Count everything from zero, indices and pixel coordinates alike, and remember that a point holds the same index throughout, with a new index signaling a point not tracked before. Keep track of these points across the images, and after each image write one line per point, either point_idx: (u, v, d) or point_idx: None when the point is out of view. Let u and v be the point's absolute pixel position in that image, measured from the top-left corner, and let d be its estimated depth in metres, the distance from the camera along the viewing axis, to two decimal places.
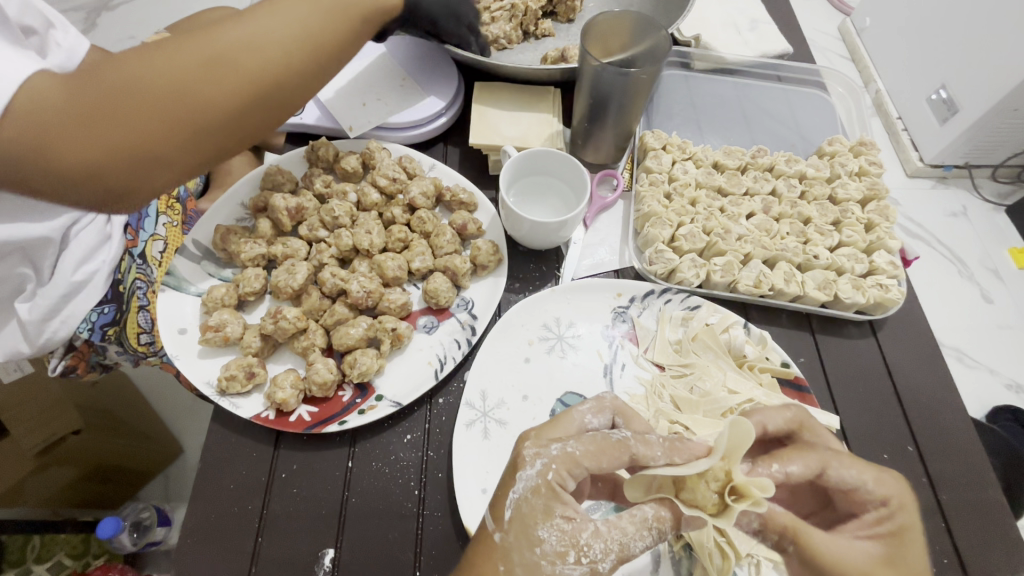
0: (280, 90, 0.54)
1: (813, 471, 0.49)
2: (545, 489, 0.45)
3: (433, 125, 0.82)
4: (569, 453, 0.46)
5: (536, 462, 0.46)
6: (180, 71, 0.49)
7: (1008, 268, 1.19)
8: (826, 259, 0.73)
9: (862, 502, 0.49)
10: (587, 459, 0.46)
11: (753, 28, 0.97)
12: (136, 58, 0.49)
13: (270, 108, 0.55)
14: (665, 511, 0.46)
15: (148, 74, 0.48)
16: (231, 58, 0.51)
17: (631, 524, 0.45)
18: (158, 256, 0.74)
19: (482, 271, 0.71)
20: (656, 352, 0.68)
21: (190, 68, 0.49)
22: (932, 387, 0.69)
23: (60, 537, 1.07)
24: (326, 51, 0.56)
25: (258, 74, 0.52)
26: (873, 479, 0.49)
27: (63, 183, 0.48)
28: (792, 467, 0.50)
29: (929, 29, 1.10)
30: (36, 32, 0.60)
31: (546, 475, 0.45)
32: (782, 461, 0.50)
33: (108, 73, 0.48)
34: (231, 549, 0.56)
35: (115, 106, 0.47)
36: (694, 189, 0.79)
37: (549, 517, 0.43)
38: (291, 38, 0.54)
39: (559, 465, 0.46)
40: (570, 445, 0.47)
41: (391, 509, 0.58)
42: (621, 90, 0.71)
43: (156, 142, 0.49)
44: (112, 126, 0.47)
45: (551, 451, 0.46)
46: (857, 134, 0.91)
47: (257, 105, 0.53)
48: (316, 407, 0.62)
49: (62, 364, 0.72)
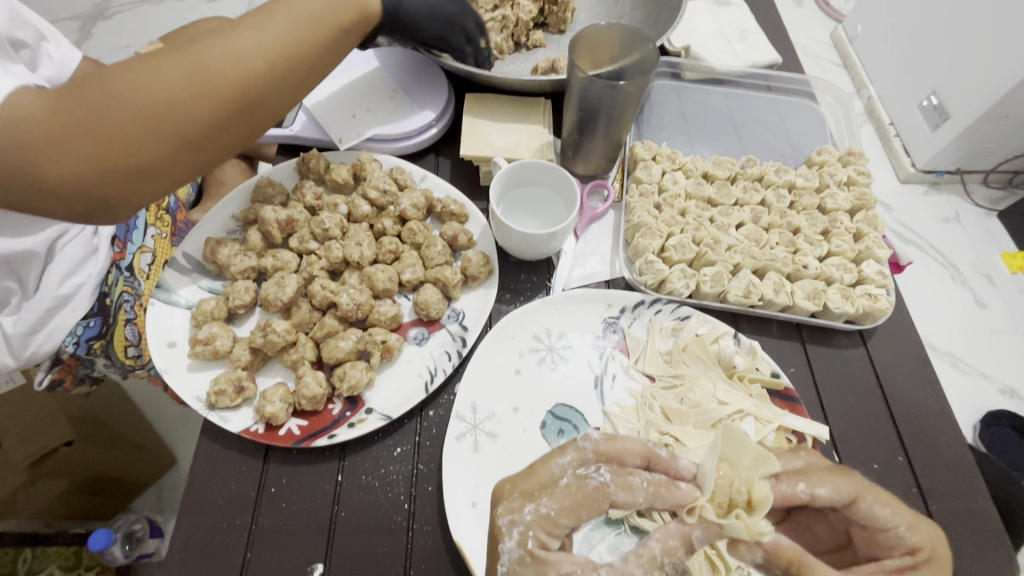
0: (260, 103, 0.56)
1: (845, 498, 0.48)
2: (529, 557, 0.43)
3: (423, 136, 0.82)
4: (545, 514, 0.44)
5: (513, 532, 0.44)
6: (160, 86, 0.50)
7: (999, 273, 1.20)
8: (815, 268, 0.74)
9: (891, 547, 0.47)
10: (566, 516, 0.44)
11: (743, 38, 0.98)
12: (116, 76, 0.50)
13: (250, 119, 0.56)
14: (674, 541, 0.43)
15: (129, 89, 0.49)
16: (212, 72, 0.52)
17: (639, 565, 0.42)
18: (145, 270, 0.75)
19: (472, 282, 0.71)
20: (646, 363, 0.68)
21: (170, 88, 0.50)
22: (921, 396, 0.70)
23: (52, 551, 1.04)
24: (305, 64, 0.58)
25: (239, 91, 0.53)
26: (906, 524, 0.47)
27: (50, 199, 0.50)
28: (821, 489, 0.48)
29: (918, 37, 1.12)
30: (28, 46, 0.61)
31: (526, 543, 0.43)
32: (810, 481, 0.48)
33: (90, 92, 0.49)
34: (217, 564, 0.55)
35: (97, 126, 0.49)
36: (684, 200, 0.80)
37: None
38: (269, 54, 0.55)
39: (536, 531, 0.44)
40: (545, 505, 0.45)
41: (380, 523, 0.58)
42: (609, 103, 0.72)
43: (139, 160, 0.51)
44: (97, 144, 0.49)
45: (525, 517, 0.44)
46: (846, 142, 0.91)
47: (236, 119, 0.55)
48: (305, 421, 0.62)
49: (48, 377, 0.71)
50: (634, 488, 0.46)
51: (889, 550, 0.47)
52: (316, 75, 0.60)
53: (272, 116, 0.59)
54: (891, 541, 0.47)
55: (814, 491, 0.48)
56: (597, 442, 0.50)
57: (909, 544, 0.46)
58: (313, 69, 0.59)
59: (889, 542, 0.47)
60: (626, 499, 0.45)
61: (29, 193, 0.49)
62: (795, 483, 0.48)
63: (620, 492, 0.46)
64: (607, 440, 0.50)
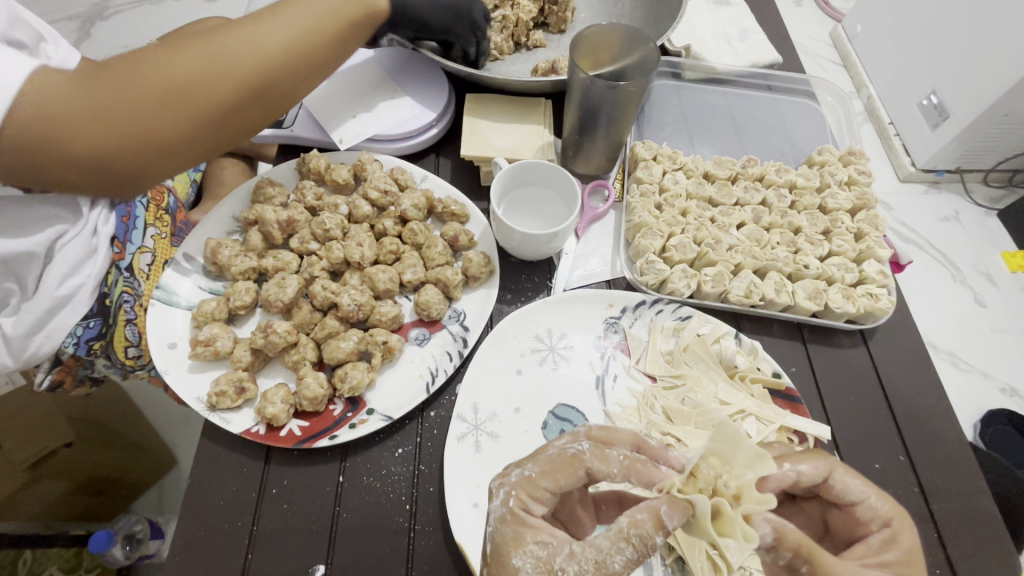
0: (275, 89, 0.57)
1: (821, 473, 0.49)
2: (510, 516, 0.44)
3: (424, 136, 0.82)
4: (528, 477, 0.46)
5: (500, 491, 0.46)
6: (183, 69, 0.52)
7: (1000, 272, 1.20)
8: (816, 268, 0.74)
9: (866, 520, 0.48)
10: (545, 479, 0.45)
11: (743, 38, 0.98)
12: (139, 60, 0.52)
13: (267, 104, 0.58)
14: (642, 514, 0.42)
15: (154, 71, 0.52)
16: (232, 57, 0.54)
17: (607, 538, 0.41)
18: (145, 270, 0.74)
19: (474, 283, 0.71)
20: (647, 363, 0.68)
21: (189, 71, 0.52)
22: (922, 395, 0.70)
23: (52, 552, 1.04)
24: (320, 54, 0.59)
25: (257, 76, 0.55)
26: (876, 494, 0.49)
27: (71, 173, 0.52)
28: (803, 467, 0.48)
29: (917, 37, 1.12)
30: (26, 47, 0.61)
31: (508, 502, 0.45)
32: (794, 459, 0.49)
33: (112, 73, 0.51)
34: (218, 566, 0.55)
35: (118, 105, 0.51)
36: (685, 200, 0.80)
37: (521, 545, 0.42)
38: (285, 43, 0.57)
39: (519, 492, 0.45)
40: (528, 468, 0.46)
41: (382, 525, 0.58)
42: (610, 103, 0.72)
43: (157, 140, 0.53)
44: (122, 121, 0.51)
45: (511, 479, 0.46)
46: (847, 142, 0.91)
47: (251, 104, 0.57)
48: (306, 422, 0.62)
49: (48, 379, 0.71)
50: (610, 459, 0.46)
51: (867, 525, 0.48)
52: (330, 65, 0.62)
53: (286, 103, 0.61)
54: (866, 515, 0.48)
55: (798, 469, 0.48)
56: (590, 428, 0.50)
57: (882, 516, 0.48)
58: (325, 60, 0.61)
59: (864, 515, 0.49)
60: (600, 468, 0.46)
61: (54, 166, 0.51)
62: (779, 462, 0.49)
63: (595, 461, 0.46)
64: (600, 427, 0.50)
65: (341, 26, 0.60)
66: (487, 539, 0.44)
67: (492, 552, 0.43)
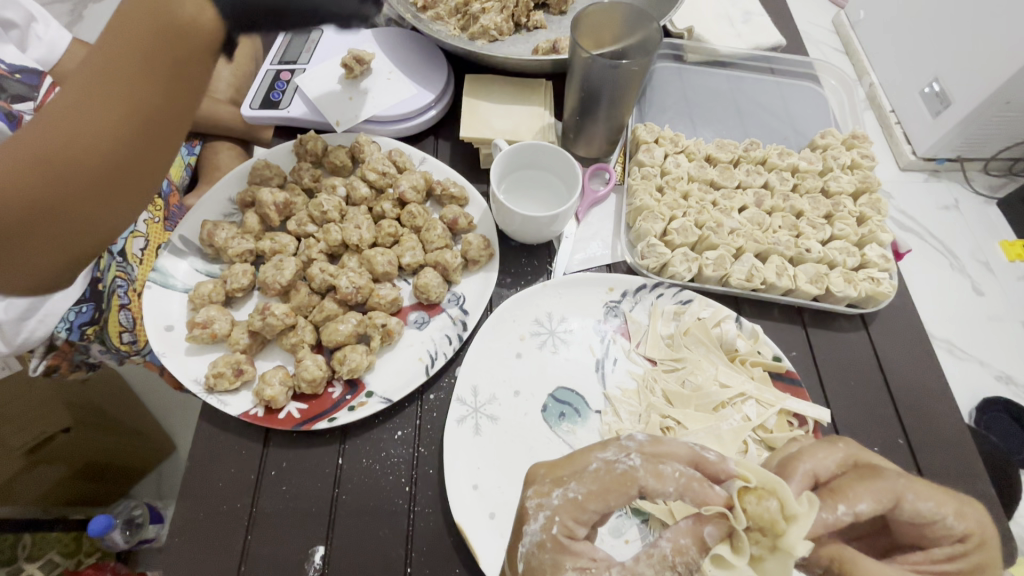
0: (156, 130, 0.51)
1: (886, 506, 0.42)
2: (551, 542, 0.44)
3: (422, 118, 0.81)
4: (571, 498, 0.45)
5: (539, 515, 0.45)
6: (25, 198, 0.46)
7: (998, 260, 1.20)
8: (817, 252, 0.73)
9: (937, 537, 0.44)
10: (592, 501, 0.45)
11: (746, 20, 0.97)
12: None
13: (131, 188, 0.53)
14: (685, 539, 0.42)
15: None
16: (69, 164, 0.48)
17: (649, 566, 0.41)
18: (138, 255, 0.76)
19: (473, 266, 0.70)
20: (647, 347, 0.68)
21: (49, 150, 0.47)
22: (922, 380, 0.70)
23: (52, 536, 1.05)
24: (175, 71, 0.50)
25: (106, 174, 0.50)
26: (953, 513, 0.43)
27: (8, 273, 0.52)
28: (862, 505, 0.42)
29: (921, 23, 1.11)
30: (17, 26, 0.69)
31: (550, 528, 0.44)
32: (850, 499, 0.42)
33: None
34: (219, 548, 0.55)
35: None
36: (686, 183, 0.79)
37: (558, 570, 0.42)
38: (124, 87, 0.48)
39: (562, 516, 0.45)
40: (572, 489, 0.45)
41: (381, 506, 0.58)
42: (611, 83, 0.70)
43: (69, 228, 0.51)
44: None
45: (553, 501, 0.45)
46: (849, 126, 0.90)
47: (144, 151, 0.52)
48: (305, 404, 0.61)
49: (43, 364, 0.70)
50: (663, 477, 0.44)
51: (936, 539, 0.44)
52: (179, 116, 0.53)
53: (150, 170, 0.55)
54: (938, 533, 0.43)
55: (857, 512, 0.42)
56: (641, 442, 0.48)
57: (955, 534, 0.43)
58: (183, 89, 0.52)
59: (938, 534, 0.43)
60: (654, 487, 0.44)
61: None
62: (834, 505, 0.42)
63: (649, 479, 0.44)
64: (653, 441, 0.48)
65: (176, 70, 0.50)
66: (522, 559, 0.44)
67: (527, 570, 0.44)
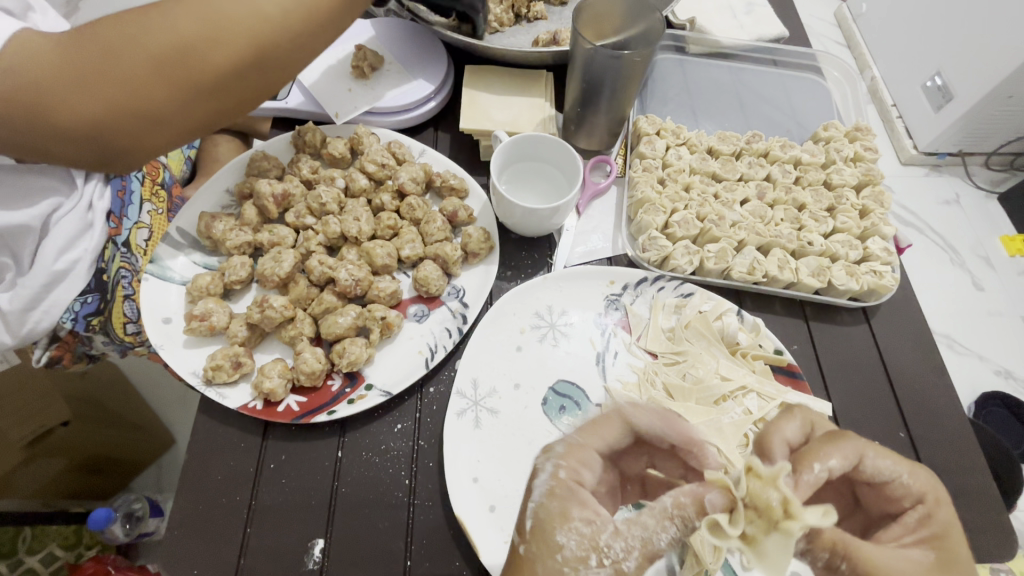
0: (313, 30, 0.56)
1: (852, 461, 0.45)
2: (557, 488, 0.44)
3: (422, 109, 0.80)
4: (573, 443, 0.47)
5: (547, 464, 0.46)
6: (183, 31, 0.50)
7: (999, 255, 1.19)
8: (819, 245, 0.73)
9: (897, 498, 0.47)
10: (588, 438, 0.48)
11: (748, 11, 0.96)
12: (138, 17, 0.50)
13: (265, 71, 0.56)
14: (685, 497, 0.42)
15: (146, 36, 0.49)
16: (228, 22, 0.51)
17: (652, 517, 0.41)
18: (142, 245, 0.73)
19: (474, 259, 0.70)
20: (648, 340, 0.67)
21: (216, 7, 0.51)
22: (924, 374, 0.69)
23: (53, 529, 1.08)
24: (315, 16, 0.56)
25: (253, 44, 0.53)
26: (908, 471, 0.46)
27: (68, 140, 0.52)
28: (834, 461, 0.45)
29: (925, 15, 1.10)
30: None
31: (557, 474, 0.45)
32: (822, 457, 0.45)
33: (108, 34, 0.49)
34: (217, 541, 0.55)
35: (116, 67, 0.49)
36: (688, 175, 0.79)
37: (565, 521, 0.42)
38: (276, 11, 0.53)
39: (567, 462, 0.46)
40: (571, 435, 0.48)
41: (381, 499, 0.58)
42: (614, 73, 0.69)
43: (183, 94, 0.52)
44: (116, 93, 0.50)
45: (557, 451, 0.47)
46: (852, 119, 0.89)
47: (294, 43, 0.56)
48: (304, 397, 0.61)
49: (47, 355, 0.70)
50: (643, 412, 0.49)
51: (898, 502, 0.47)
52: (326, 33, 0.58)
53: (287, 72, 0.58)
54: (897, 492, 0.46)
55: (829, 467, 0.44)
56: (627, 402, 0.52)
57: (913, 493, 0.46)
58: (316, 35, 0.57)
59: (897, 492, 0.46)
60: (635, 422, 0.49)
61: (48, 137, 0.51)
62: (810, 463, 0.44)
63: (630, 415, 0.49)
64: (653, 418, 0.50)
65: None
66: (531, 514, 0.44)
67: (533, 527, 0.43)
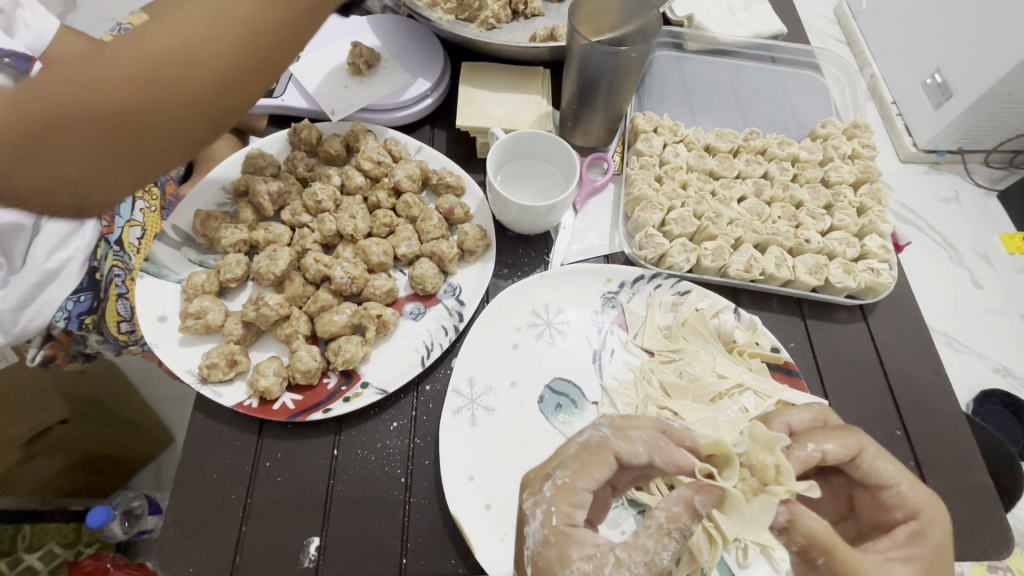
0: (264, 62, 0.51)
1: (850, 453, 0.46)
2: (553, 536, 0.42)
3: (418, 106, 0.80)
4: (561, 485, 0.43)
5: (537, 512, 0.43)
6: (117, 90, 0.46)
7: (998, 253, 1.19)
8: (817, 243, 0.72)
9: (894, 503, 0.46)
10: (580, 480, 0.43)
11: (746, 8, 0.96)
12: (68, 77, 0.46)
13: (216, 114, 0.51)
14: (677, 507, 0.42)
15: (80, 101, 0.46)
16: (166, 74, 0.47)
17: (650, 537, 0.41)
18: (135, 244, 0.74)
19: (470, 257, 0.70)
20: (645, 338, 0.67)
21: (154, 58, 0.47)
22: (921, 371, 0.69)
23: (52, 527, 1.09)
24: (260, 50, 0.50)
25: (196, 93, 0.49)
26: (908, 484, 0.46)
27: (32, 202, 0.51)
28: (830, 445, 0.46)
29: (926, 12, 1.09)
30: (5, 13, 0.68)
31: (549, 522, 0.42)
32: (816, 439, 0.46)
33: (41, 98, 0.46)
34: (213, 540, 0.55)
35: (58, 138, 0.46)
36: (685, 172, 0.78)
37: (566, 566, 0.40)
38: (233, 34, 0.48)
39: (558, 507, 0.42)
40: (559, 477, 0.44)
41: (377, 497, 0.58)
42: (610, 70, 0.69)
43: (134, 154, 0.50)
44: (66, 160, 0.48)
45: (546, 495, 0.43)
46: (850, 117, 0.89)
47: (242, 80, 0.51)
48: (300, 395, 0.61)
49: (41, 353, 0.69)
50: (633, 439, 0.45)
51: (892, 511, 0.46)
52: (276, 63, 0.53)
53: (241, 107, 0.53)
54: (891, 501, 0.46)
55: (823, 449, 0.45)
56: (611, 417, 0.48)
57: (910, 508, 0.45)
58: (281, 54, 0.52)
59: (892, 501, 0.46)
60: (626, 450, 0.45)
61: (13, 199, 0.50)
62: (805, 442, 0.46)
63: (620, 444, 0.45)
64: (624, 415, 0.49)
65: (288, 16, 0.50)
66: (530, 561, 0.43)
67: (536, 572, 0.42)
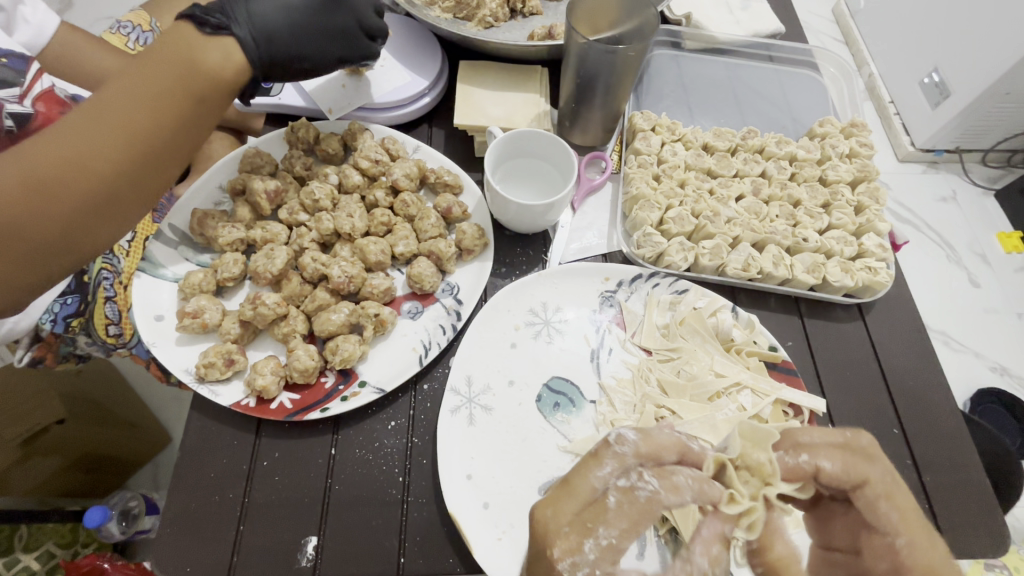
0: (158, 157, 0.52)
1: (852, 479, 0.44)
2: None
3: (416, 104, 0.80)
4: (606, 545, 0.39)
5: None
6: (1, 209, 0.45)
7: (995, 252, 1.19)
8: (815, 242, 0.72)
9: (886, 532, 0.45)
10: (626, 541, 0.40)
11: (745, 7, 0.96)
12: None
13: (109, 214, 0.51)
14: (716, 547, 0.42)
15: None
16: (54, 184, 0.47)
17: None
18: (125, 246, 0.73)
19: (468, 256, 0.70)
20: (643, 337, 0.67)
21: (40, 168, 0.46)
22: (918, 370, 0.69)
23: (48, 527, 1.08)
24: (153, 149, 0.51)
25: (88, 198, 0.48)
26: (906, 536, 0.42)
27: None
28: (825, 462, 0.44)
29: (924, 11, 1.09)
30: (4, 10, 0.69)
31: None
32: (814, 452, 0.45)
33: None
34: (209, 540, 0.55)
35: None
36: (683, 171, 0.78)
37: None
38: (125, 133, 0.49)
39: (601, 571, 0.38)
40: (603, 536, 0.39)
41: (375, 496, 0.58)
42: (608, 68, 0.69)
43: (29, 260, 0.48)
44: None
45: (587, 557, 0.39)
46: (848, 116, 0.89)
47: (136, 177, 0.51)
48: (297, 395, 0.61)
49: (28, 356, 0.70)
50: (681, 489, 0.43)
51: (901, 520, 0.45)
52: (171, 157, 0.53)
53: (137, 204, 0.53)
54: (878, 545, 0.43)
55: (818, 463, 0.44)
56: (636, 445, 0.45)
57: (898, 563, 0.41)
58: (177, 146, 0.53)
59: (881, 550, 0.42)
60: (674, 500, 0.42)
61: None
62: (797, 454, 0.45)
63: (668, 495, 0.42)
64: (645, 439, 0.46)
65: (181, 109, 0.52)
66: None
67: None
